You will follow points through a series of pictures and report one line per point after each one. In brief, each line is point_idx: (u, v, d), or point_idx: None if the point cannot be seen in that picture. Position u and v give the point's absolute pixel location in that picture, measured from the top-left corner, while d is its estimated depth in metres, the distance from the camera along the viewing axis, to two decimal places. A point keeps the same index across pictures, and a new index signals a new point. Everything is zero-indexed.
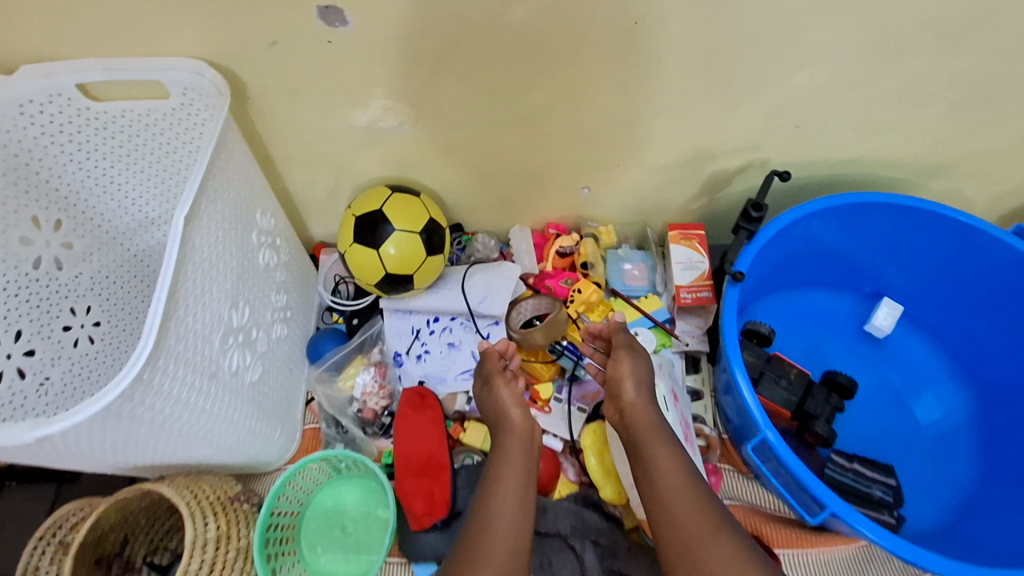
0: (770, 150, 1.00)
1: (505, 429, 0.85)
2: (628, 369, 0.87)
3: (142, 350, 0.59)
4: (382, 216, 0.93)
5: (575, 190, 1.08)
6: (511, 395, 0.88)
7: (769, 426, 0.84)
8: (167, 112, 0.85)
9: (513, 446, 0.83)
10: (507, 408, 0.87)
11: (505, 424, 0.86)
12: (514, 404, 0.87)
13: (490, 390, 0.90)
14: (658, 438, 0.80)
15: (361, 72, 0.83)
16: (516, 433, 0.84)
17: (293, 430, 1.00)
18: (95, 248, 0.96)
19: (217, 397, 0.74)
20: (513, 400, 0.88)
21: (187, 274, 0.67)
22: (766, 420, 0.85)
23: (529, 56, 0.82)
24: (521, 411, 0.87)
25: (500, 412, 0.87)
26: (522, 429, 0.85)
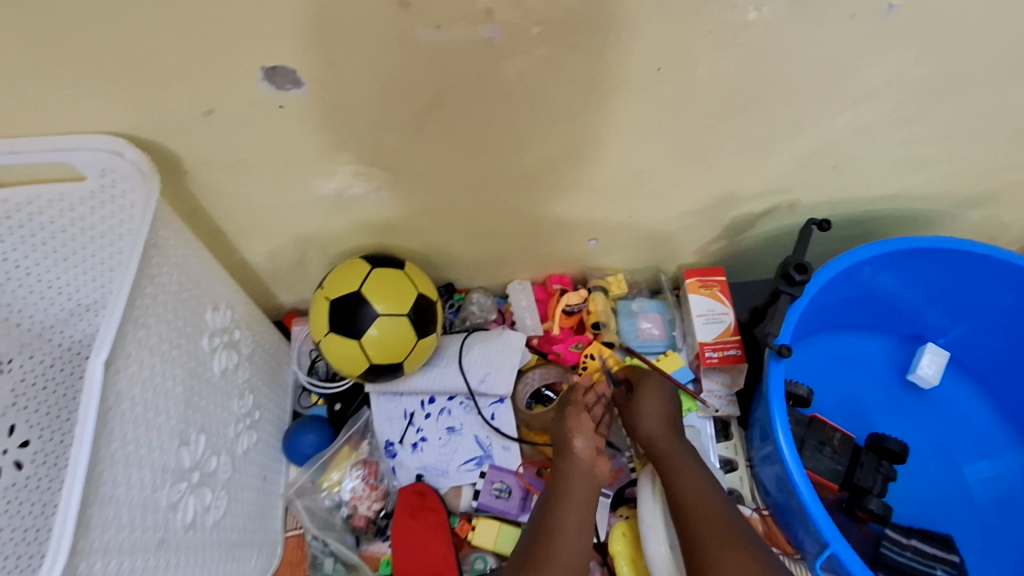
0: (801, 192, 0.88)
1: (569, 460, 0.78)
2: (659, 397, 0.83)
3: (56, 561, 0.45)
4: (361, 297, 0.79)
5: (580, 242, 0.95)
6: (583, 422, 0.80)
7: (817, 510, 0.75)
8: (86, 197, 0.69)
9: (577, 483, 0.76)
10: (574, 436, 0.79)
11: (568, 454, 0.78)
12: (580, 433, 0.79)
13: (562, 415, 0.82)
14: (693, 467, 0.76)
15: (322, 137, 0.68)
16: (580, 468, 0.77)
17: (272, 548, 0.86)
18: (12, 353, 0.78)
19: (169, 560, 0.60)
20: (580, 427, 0.80)
21: (108, 436, 0.52)
22: (814, 500, 0.76)
23: (525, 110, 0.68)
24: (585, 442, 0.79)
25: (565, 438, 0.80)
26: (585, 462, 0.77)
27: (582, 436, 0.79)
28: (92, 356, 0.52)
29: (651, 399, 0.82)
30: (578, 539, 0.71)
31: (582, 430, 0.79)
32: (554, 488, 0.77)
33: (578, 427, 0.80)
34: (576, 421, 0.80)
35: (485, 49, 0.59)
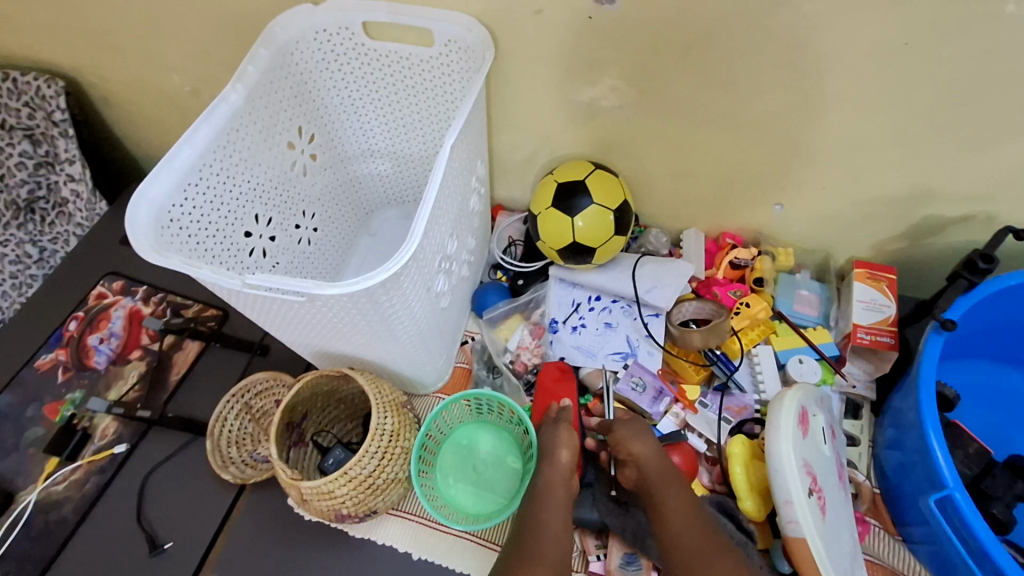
0: (1005, 204, 0.92)
1: (551, 466, 0.87)
2: (637, 427, 0.90)
3: (409, 244, 0.67)
4: (582, 187, 0.98)
5: (765, 206, 1.07)
6: (568, 438, 0.90)
7: (958, 485, 0.75)
8: (425, 59, 0.96)
9: (559, 488, 0.85)
10: (558, 451, 0.88)
11: (553, 461, 0.87)
12: (566, 446, 0.89)
13: (551, 429, 0.92)
14: (667, 483, 0.84)
15: (606, 52, 0.89)
16: (560, 474, 0.86)
17: (448, 362, 1.08)
18: (328, 165, 1.12)
19: (421, 306, 0.83)
20: (566, 442, 0.90)
21: (440, 194, 0.76)
22: (957, 481, 0.76)
23: (777, 59, 0.82)
24: (570, 454, 0.89)
25: (549, 453, 0.88)
26: (564, 471, 0.87)
27: (568, 450, 0.89)
28: (445, 140, 0.76)
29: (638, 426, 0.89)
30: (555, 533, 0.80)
31: (567, 443, 0.89)
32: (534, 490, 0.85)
33: (565, 442, 0.90)
34: (555, 437, 0.90)
35: None
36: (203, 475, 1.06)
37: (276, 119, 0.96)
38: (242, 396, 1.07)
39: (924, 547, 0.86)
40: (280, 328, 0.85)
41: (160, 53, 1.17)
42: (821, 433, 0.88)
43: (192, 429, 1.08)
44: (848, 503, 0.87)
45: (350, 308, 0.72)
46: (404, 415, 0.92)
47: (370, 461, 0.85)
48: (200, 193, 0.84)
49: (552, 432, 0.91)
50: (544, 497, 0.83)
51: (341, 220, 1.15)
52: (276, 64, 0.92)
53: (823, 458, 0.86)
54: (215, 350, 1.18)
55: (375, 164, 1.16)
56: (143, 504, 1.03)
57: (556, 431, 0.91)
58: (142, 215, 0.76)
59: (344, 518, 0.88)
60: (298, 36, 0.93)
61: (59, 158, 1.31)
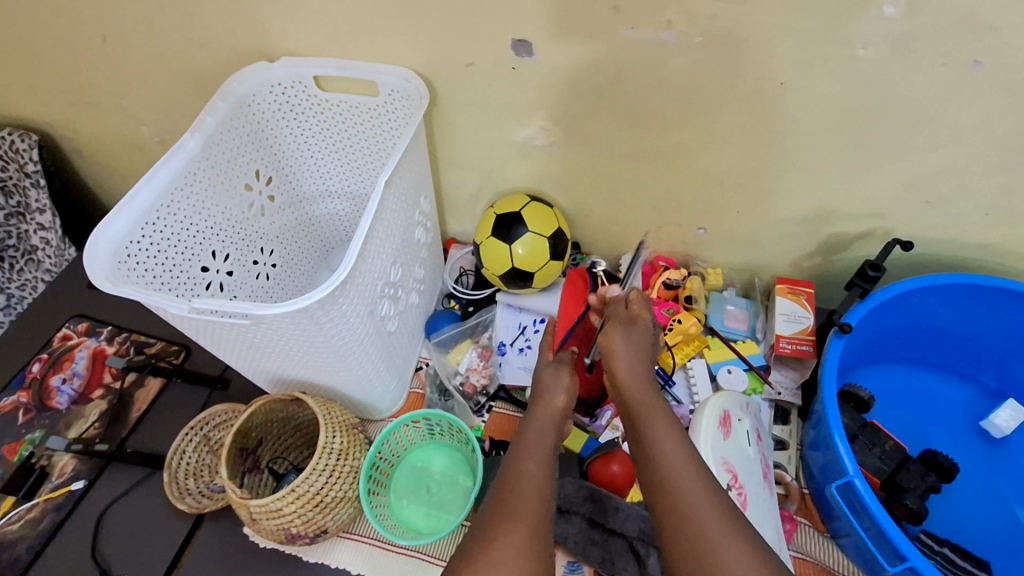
0: (895, 220, 1.03)
1: (544, 406, 0.83)
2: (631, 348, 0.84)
3: (345, 267, 0.75)
4: (519, 217, 1.07)
5: (691, 230, 1.17)
6: (568, 382, 0.86)
7: (857, 473, 0.81)
8: (373, 106, 1.06)
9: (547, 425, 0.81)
10: (553, 389, 0.85)
11: (547, 403, 0.83)
12: (564, 390, 0.85)
13: (551, 370, 0.88)
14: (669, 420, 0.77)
15: (532, 97, 0.99)
16: (551, 412, 0.82)
17: (403, 388, 1.13)
18: (287, 206, 1.20)
19: (367, 329, 0.89)
20: (564, 386, 0.85)
21: (377, 224, 0.84)
22: (857, 469, 0.82)
23: (678, 99, 0.94)
24: (565, 396, 0.84)
25: (546, 391, 0.85)
26: (557, 412, 0.82)
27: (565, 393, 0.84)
28: (382, 175, 0.85)
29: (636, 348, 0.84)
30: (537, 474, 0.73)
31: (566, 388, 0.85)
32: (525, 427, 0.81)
33: (563, 386, 0.86)
34: (556, 379, 0.86)
35: (660, 48, 0.87)
36: (160, 507, 1.07)
37: (235, 163, 1.04)
38: (201, 427, 1.10)
39: (846, 540, 0.91)
40: (231, 355, 0.90)
41: (131, 107, 1.26)
42: (745, 435, 0.95)
43: (150, 463, 1.11)
44: (773, 500, 0.93)
45: (291, 329, 0.78)
46: (354, 435, 0.96)
47: (317, 479, 0.88)
48: (158, 230, 0.91)
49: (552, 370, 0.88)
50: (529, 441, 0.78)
51: (300, 256, 1.22)
52: (234, 114, 1.01)
53: (745, 456, 0.92)
54: (177, 385, 1.22)
55: (332, 204, 1.24)
56: (98, 540, 1.04)
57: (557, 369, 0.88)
58: (99, 250, 0.82)
59: (296, 539, 0.90)
60: (255, 89, 1.03)
61: (30, 207, 1.37)
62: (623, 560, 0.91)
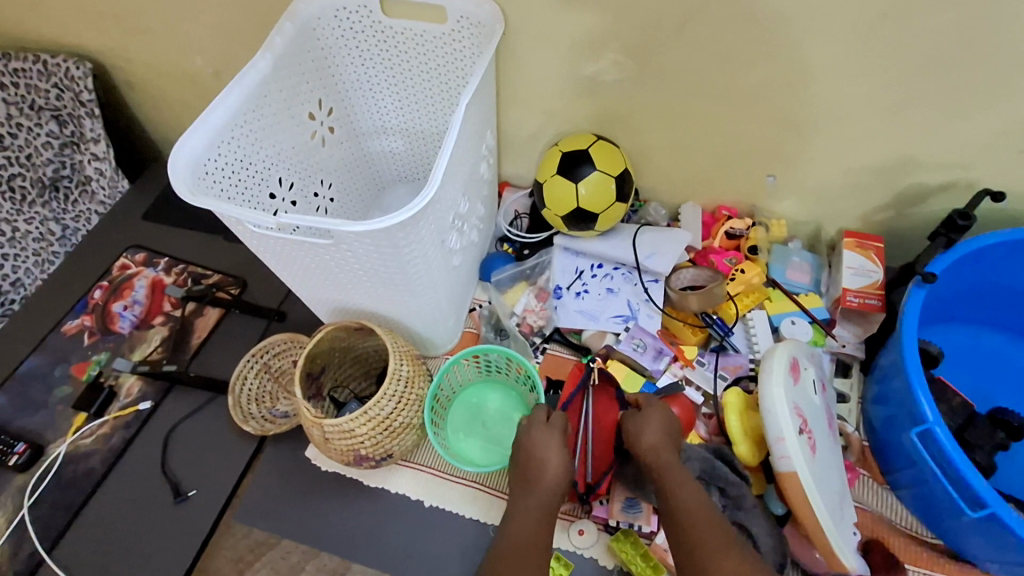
0: (982, 171, 0.98)
1: (530, 466, 0.87)
2: (650, 418, 0.90)
3: (428, 190, 0.74)
4: (585, 156, 1.04)
5: (758, 178, 1.13)
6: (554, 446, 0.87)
7: (938, 421, 0.80)
8: (439, 35, 1.03)
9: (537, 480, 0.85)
10: (547, 462, 0.86)
11: (537, 467, 0.86)
12: (551, 452, 0.86)
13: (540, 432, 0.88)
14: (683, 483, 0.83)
15: (609, 28, 0.95)
16: (539, 468, 0.86)
17: (458, 326, 1.14)
18: (344, 139, 1.18)
19: (436, 260, 0.89)
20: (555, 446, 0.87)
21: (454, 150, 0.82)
22: (938, 417, 0.81)
23: (767, 30, 0.89)
24: (555, 457, 0.86)
25: (532, 451, 0.87)
26: (543, 469, 0.86)
27: (553, 454, 0.86)
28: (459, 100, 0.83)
29: (646, 416, 0.89)
30: (531, 538, 0.82)
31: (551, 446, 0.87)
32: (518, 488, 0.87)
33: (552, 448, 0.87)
34: (546, 439, 0.87)
35: None
36: (225, 429, 1.11)
37: (299, 89, 1.02)
38: (262, 356, 1.12)
39: (908, 491, 0.91)
40: (303, 280, 0.91)
41: (187, 35, 1.23)
42: (811, 385, 0.94)
43: (212, 387, 1.14)
44: (836, 448, 0.92)
45: (370, 251, 0.78)
46: (417, 365, 0.97)
47: (387, 404, 0.90)
48: (231, 150, 0.90)
49: (546, 436, 0.88)
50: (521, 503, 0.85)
51: (354, 191, 1.22)
52: (300, 37, 0.99)
53: (812, 404, 0.91)
54: (235, 316, 1.24)
55: (387, 141, 1.23)
56: (168, 457, 1.08)
57: (549, 435, 0.88)
58: (180, 167, 0.81)
59: (362, 460, 0.93)
60: (321, 11, 1.00)
61: (85, 137, 1.37)
62: None
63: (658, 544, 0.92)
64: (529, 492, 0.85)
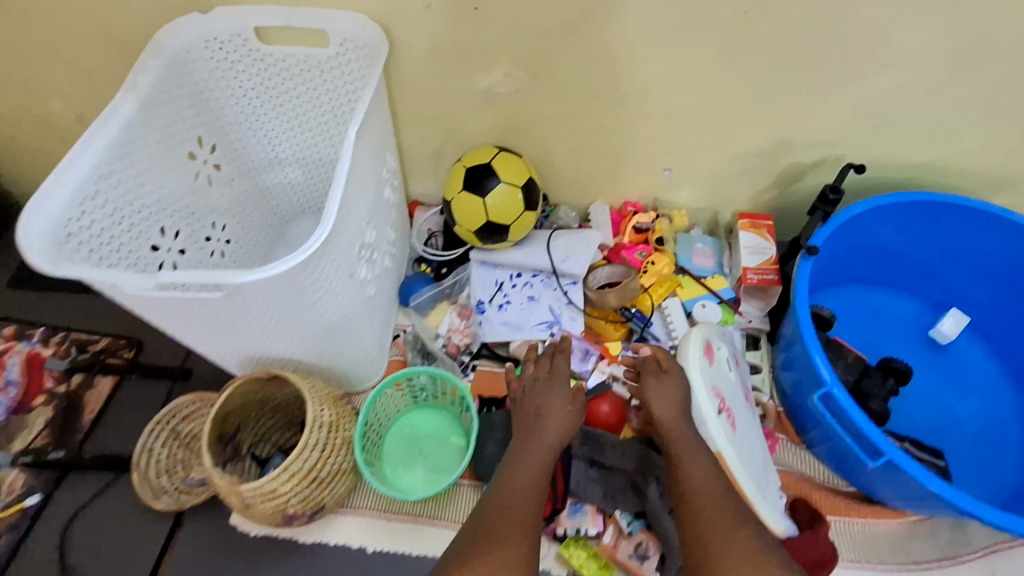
0: (846, 147, 1.09)
1: (535, 421, 0.88)
2: (671, 386, 0.89)
3: (321, 229, 0.70)
4: (489, 169, 1.04)
5: (657, 172, 1.18)
6: (558, 399, 0.90)
7: (836, 382, 0.87)
8: (324, 60, 0.98)
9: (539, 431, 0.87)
10: (546, 412, 0.89)
11: (541, 418, 0.88)
12: (553, 404, 0.90)
13: (546, 388, 0.92)
14: (690, 447, 0.84)
15: (495, 41, 0.95)
16: (542, 423, 0.88)
17: (383, 356, 1.10)
18: (234, 175, 1.10)
19: (348, 296, 0.85)
20: (557, 400, 0.90)
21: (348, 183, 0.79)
22: (834, 378, 0.88)
23: (644, 32, 0.92)
24: (557, 410, 0.89)
25: (538, 407, 0.90)
26: (547, 422, 0.88)
27: (555, 404, 0.90)
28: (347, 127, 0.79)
29: (667, 384, 0.89)
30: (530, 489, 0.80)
31: (552, 400, 0.90)
32: (524, 437, 0.87)
33: (554, 399, 0.90)
34: (547, 392, 0.91)
35: None
36: (135, 509, 1.00)
37: (174, 129, 0.94)
38: (169, 421, 1.02)
39: (822, 448, 0.99)
40: (200, 337, 0.83)
41: (35, 78, 1.10)
42: (725, 363, 0.99)
43: (115, 465, 1.03)
44: (754, 419, 0.99)
45: (264, 297, 0.72)
46: (341, 407, 0.93)
47: (310, 456, 0.84)
48: (98, 206, 0.81)
49: (546, 387, 0.93)
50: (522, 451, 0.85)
51: (254, 229, 1.15)
52: (168, 72, 0.91)
53: (728, 382, 0.97)
54: (133, 381, 1.13)
55: (284, 172, 1.16)
56: (69, 552, 0.96)
57: (550, 387, 0.92)
58: (35, 230, 0.72)
59: (292, 518, 0.88)
60: (190, 44, 0.92)
61: None
62: (623, 495, 0.95)
63: (606, 544, 0.93)
64: (532, 439, 0.86)
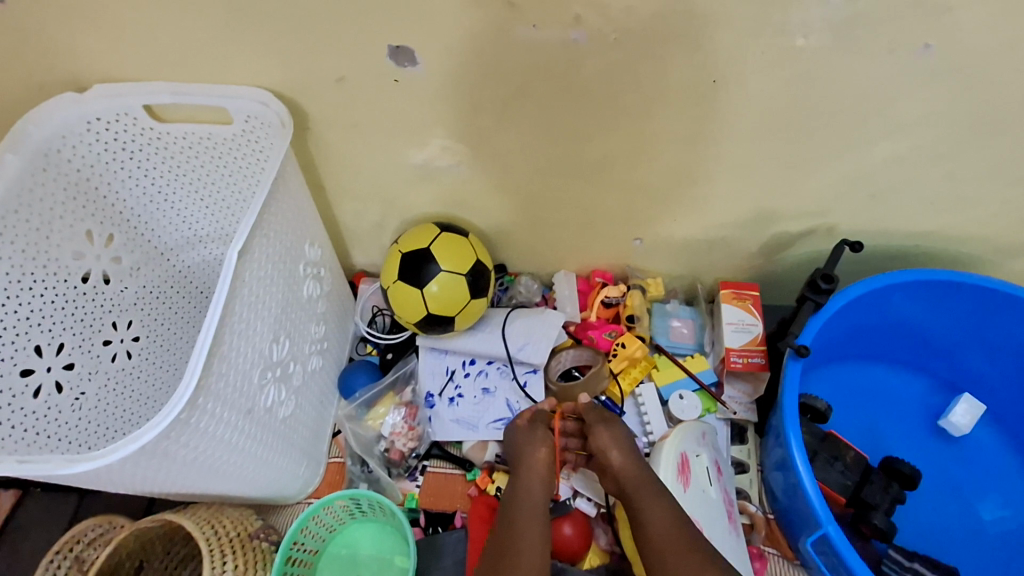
0: (839, 216, 0.95)
1: (525, 466, 0.83)
2: (621, 432, 0.84)
3: (187, 385, 0.59)
4: (429, 254, 0.91)
5: (626, 242, 1.05)
6: (543, 436, 0.86)
7: (829, 520, 0.76)
8: (228, 137, 0.86)
9: (531, 477, 0.82)
10: (535, 453, 0.84)
11: (530, 461, 0.83)
12: (543, 443, 0.85)
13: (526, 430, 0.87)
14: (653, 494, 0.76)
15: (425, 114, 0.82)
16: (533, 469, 0.83)
17: (318, 465, 0.97)
18: (142, 263, 0.96)
19: (247, 433, 0.73)
20: (544, 440, 0.86)
21: (236, 308, 0.67)
22: (828, 514, 0.77)
23: (597, 103, 0.79)
24: (548, 451, 0.85)
25: (526, 450, 0.85)
26: (539, 469, 0.82)
27: (546, 448, 0.85)
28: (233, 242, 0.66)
29: (616, 431, 0.84)
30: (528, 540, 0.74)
31: (541, 441, 0.85)
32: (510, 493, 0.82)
33: (543, 440, 0.86)
34: (530, 435, 0.86)
35: (571, 49, 0.72)
36: None
37: (49, 228, 0.82)
38: (71, 548, 0.88)
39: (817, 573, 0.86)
40: None
41: None
42: (705, 474, 0.86)
43: None
44: (740, 543, 0.85)
45: (121, 468, 0.60)
46: (252, 549, 0.81)
47: None
48: None
49: (527, 432, 0.87)
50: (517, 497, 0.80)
51: (174, 319, 0.99)
52: (35, 166, 0.78)
53: (710, 504, 0.83)
54: (38, 496, 1.00)
55: (207, 251, 1.02)
56: None
57: (533, 432, 0.87)
58: None
59: None
60: (64, 129, 0.79)
61: None
62: None
63: None
64: (523, 485, 0.81)
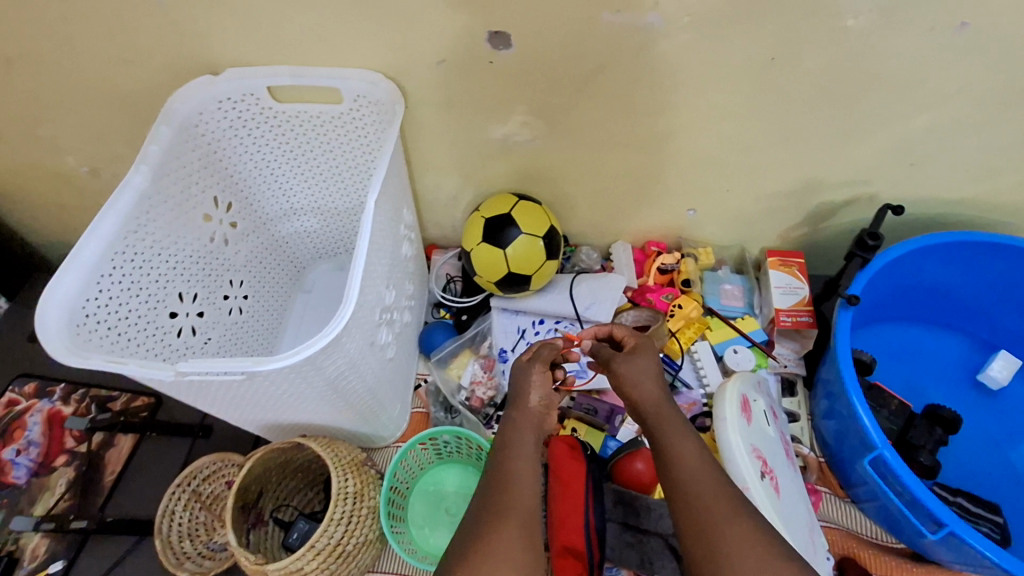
0: (880, 185, 1.04)
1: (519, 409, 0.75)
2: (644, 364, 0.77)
3: (344, 309, 0.70)
4: (509, 219, 1.01)
5: (680, 213, 1.15)
6: (538, 378, 0.77)
7: (885, 444, 0.84)
8: (336, 115, 0.97)
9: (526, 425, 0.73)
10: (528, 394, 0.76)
11: (522, 405, 0.75)
12: (535, 386, 0.77)
13: (524, 366, 0.79)
14: (676, 426, 0.71)
15: (511, 93, 0.93)
16: (528, 416, 0.74)
17: (405, 410, 1.08)
18: (250, 230, 1.08)
19: (367, 363, 0.84)
20: (537, 380, 0.77)
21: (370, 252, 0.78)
22: (884, 441, 0.85)
23: (665, 80, 0.89)
24: (538, 395, 0.76)
25: (519, 393, 0.77)
26: (535, 412, 0.75)
27: (538, 392, 0.77)
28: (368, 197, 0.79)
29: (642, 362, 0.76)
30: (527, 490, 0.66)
31: (539, 385, 0.77)
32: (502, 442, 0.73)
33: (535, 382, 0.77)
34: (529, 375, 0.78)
35: (647, 31, 0.82)
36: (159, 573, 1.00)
37: (186, 193, 0.94)
38: (190, 482, 1.00)
39: (869, 503, 0.94)
40: (220, 412, 0.82)
41: (50, 138, 1.06)
42: (763, 416, 0.95)
43: (137, 529, 1.02)
44: (796, 477, 0.94)
45: (282, 377, 0.71)
46: (364, 473, 0.91)
47: (335, 530, 0.83)
48: (113, 281, 0.83)
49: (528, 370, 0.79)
50: (513, 443, 0.71)
51: (272, 284, 1.13)
52: (180, 137, 0.90)
53: (769, 440, 0.92)
54: (152, 440, 1.11)
55: (301, 222, 1.14)
56: None
57: (528, 371, 0.79)
58: (52, 318, 0.74)
59: None
60: (201, 107, 0.91)
61: None
62: (661, 558, 0.91)
63: None
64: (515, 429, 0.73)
